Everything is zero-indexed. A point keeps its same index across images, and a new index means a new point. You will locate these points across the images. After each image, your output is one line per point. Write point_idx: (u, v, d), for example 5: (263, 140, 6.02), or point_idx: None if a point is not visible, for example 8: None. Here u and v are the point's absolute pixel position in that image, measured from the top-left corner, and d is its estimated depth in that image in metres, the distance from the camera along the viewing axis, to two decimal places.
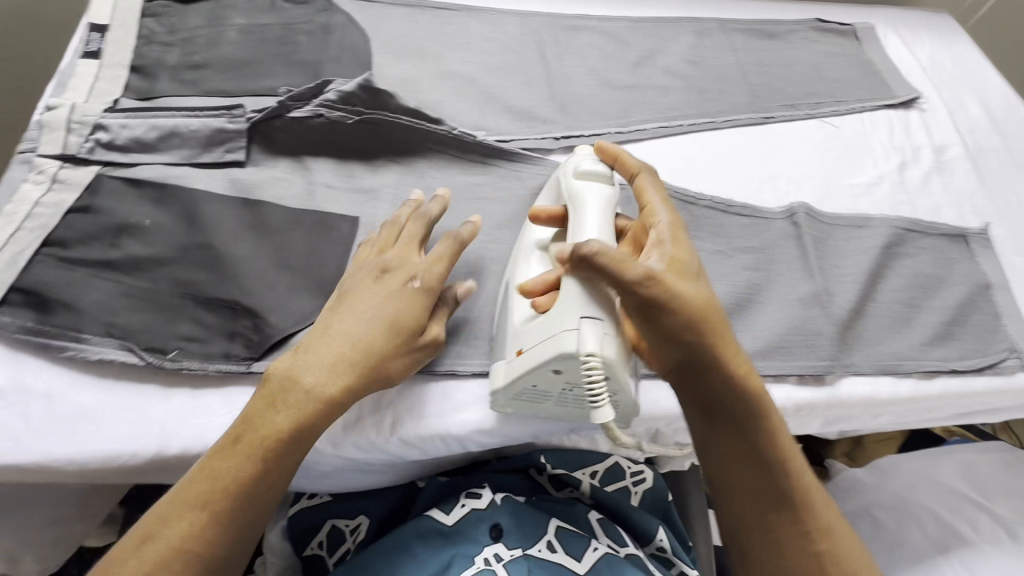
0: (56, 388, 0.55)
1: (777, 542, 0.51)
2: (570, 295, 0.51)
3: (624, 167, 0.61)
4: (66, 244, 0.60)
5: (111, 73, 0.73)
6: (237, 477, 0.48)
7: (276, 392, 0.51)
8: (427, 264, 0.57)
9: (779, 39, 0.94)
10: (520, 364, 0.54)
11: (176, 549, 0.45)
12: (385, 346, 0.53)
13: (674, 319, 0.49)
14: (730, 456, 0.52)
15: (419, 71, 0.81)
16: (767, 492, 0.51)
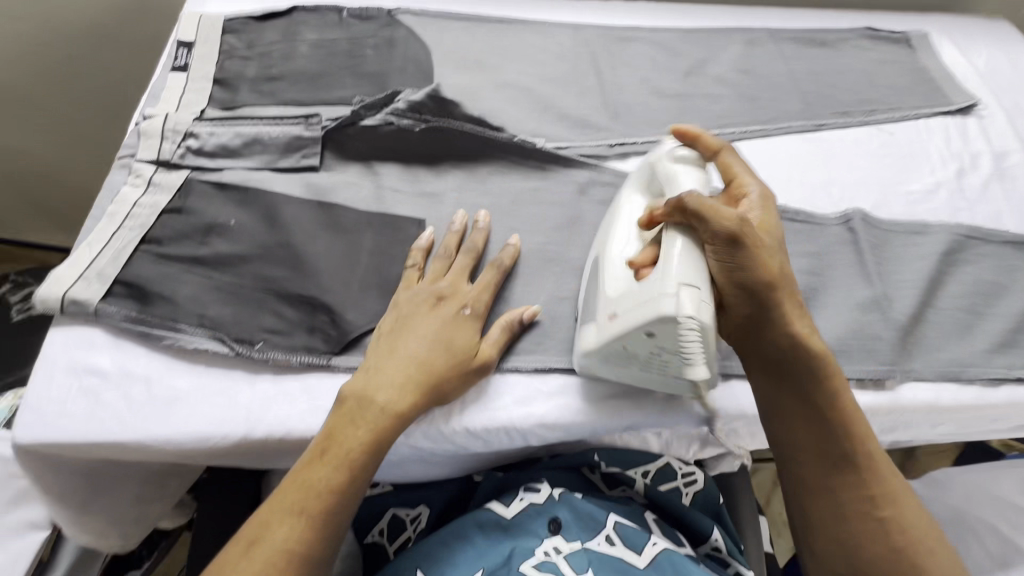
0: (154, 373, 0.59)
1: (837, 501, 0.56)
2: (680, 261, 0.53)
3: (705, 145, 0.63)
4: (162, 241, 0.65)
5: (198, 85, 0.79)
6: (328, 486, 0.51)
7: (357, 401, 0.55)
8: (475, 293, 0.62)
9: (830, 47, 0.95)
10: (612, 327, 0.55)
11: (280, 551, 0.48)
12: (446, 364, 0.57)
13: (749, 283, 0.54)
14: (792, 415, 0.58)
15: (478, 81, 0.84)
16: (831, 451, 0.57)
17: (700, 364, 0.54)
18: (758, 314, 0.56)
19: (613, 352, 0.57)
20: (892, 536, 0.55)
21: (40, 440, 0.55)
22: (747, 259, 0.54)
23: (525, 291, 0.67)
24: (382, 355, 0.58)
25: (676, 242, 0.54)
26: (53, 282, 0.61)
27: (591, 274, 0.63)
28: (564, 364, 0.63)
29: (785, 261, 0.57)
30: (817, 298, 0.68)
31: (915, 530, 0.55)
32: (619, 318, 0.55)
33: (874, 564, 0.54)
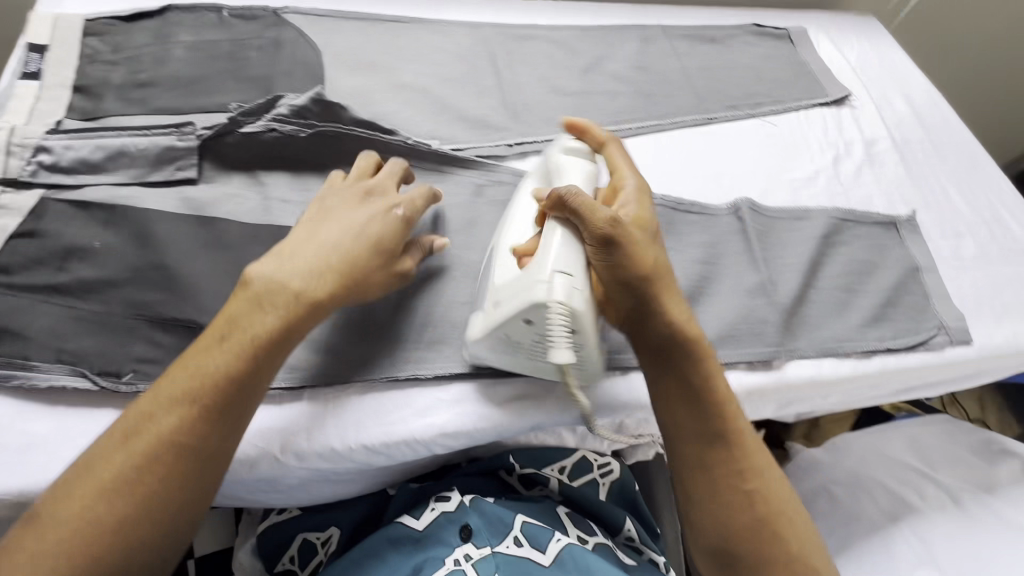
0: (5, 418, 0.53)
1: (714, 477, 0.55)
2: (554, 250, 0.55)
3: (592, 138, 0.68)
4: (10, 270, 0.59)
5: (53, 93, 0.71)
6: (224, 373, 0.48)
7: (264, 291, 0.50)
8: (408, 196, 0.61)
9: (720, 43, 0.99)
10: (492, 316, 0.56)
11: (164, 444, 0.45)
12: (365, 258, 0.55)
13: (625, 270, 0.55)
14: (672, 396, 0.57)
15: (372, 83, 0.82)
16: (708, 432, 0.55)
17: (564, 347, 0.53)
18: (634, 301, 0.56)
19: (498, 342, 0.57)
20: (763, 515, 0.54)
21: None
22: (622, 254, 0.55)
23: (423, 298, 0.65)
24: (276, 274, 0.51)
25: (555, 236, 0.56)
26: None
27: (484, 266, 0.64)
28: (465, 370, 0.61)
29: (660, 251, 0.58)
30: (710, 286, 0.71)
31: (779, 503, 0.55)
32: (495, 302, 0.57)
33: (741, 543, 0.53)
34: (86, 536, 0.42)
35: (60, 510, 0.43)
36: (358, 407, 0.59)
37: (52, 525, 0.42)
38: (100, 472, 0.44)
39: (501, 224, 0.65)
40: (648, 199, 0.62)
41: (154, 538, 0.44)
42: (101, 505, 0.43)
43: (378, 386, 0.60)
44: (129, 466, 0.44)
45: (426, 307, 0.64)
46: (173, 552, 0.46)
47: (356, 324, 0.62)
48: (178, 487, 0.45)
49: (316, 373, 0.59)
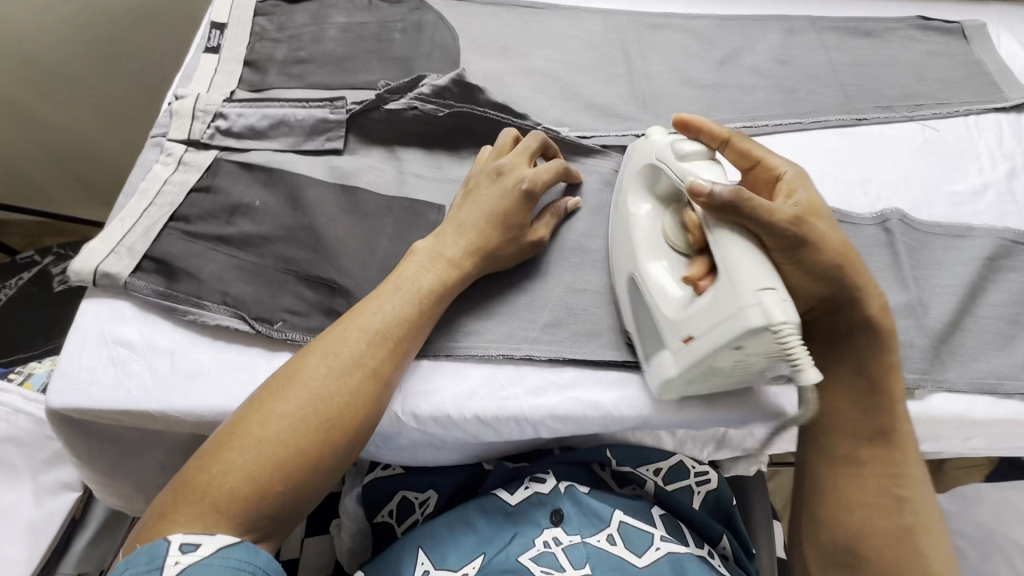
0: (178, 346, 0.61)
1: (863, 474, 0.55)
2: (745, 266, 0.49)
3: (709, 134, 0.60)
4: (189, 220, 0.67)
5: (229, 66, 0.80)
6: (397, 315, 0.57)
7: (432, 254, 0.61)
8: (535, 172, 0.65)
9: (876, 37, 0.90)
10: (691, 352, 0.52)
11: (360, 367, 0.54)
12: (497, 235, 0.63)
13: (816, 264, 0.52)
14: (835, 387, 0.57)
15: (504, 68, 0.84)
16: (868, 428, 0.56)
17: (810, 365, 0.48)
18: (820, 290, 0.54)
19: (694, 376, 0.54)
20: (901, 524, 0.54)
21: (71, 405, 0.58)
22: (807, 252, 0.52)
23: (541, 282, 0.66)
24: (440, 247, 0.62)
25: (722, 244, 0.51)
26: (87, 255, 0.63)
27: (633, 295, 0.61)
28: (578, 356, 0.62)
29: (845, 237, 0.54)
30: None
31: (927, 512, 0.55)
32: (685, 347, 0.53)
33: (877, 544, 0.54)
34: (299, 434, 0.51)
35: (275, 410, 0.51)
36: (474, 379, 0.61)
37: (269, 422, 0.50)
38: (305, 384, 0.53)
39: (631, 248, 0.61)
40: (809, 184, 0.57)
41: (350, 440, 0.53)
42: (309, 410, 0.52)
43: (492, 361, 0.62)
44: (331, 381, 0.53)
45: (543, 291, 0.66)
46: (350, 461, 0.54)
47: (476, 300, 0.65)
48: (366, 402, 0.54)
49: (439, 342, 0.62)
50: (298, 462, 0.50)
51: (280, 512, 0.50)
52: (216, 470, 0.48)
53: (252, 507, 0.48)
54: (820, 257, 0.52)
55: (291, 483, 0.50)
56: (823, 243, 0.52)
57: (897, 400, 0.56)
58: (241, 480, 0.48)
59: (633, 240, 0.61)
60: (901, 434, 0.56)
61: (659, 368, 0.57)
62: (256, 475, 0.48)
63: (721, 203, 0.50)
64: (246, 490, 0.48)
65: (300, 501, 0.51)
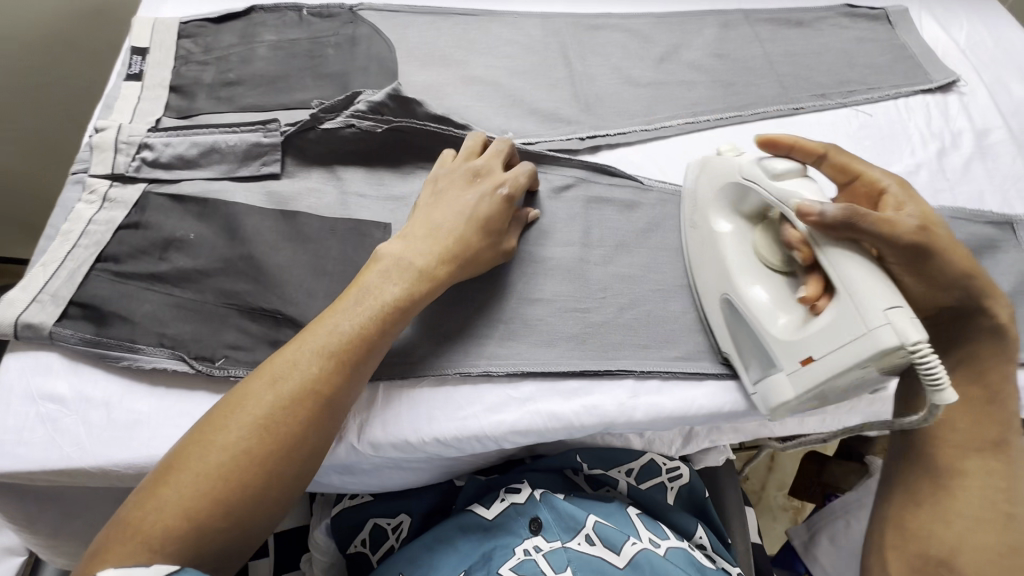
0: (114, 396, 0.58)
1: (968, 487, 0.55)
2: (868, 284, 0.49)
3: (803, 151, 0.61)
4: (118, 259, 0.63)
5: (153, 93, 0.76)
6: (357, 333, 0.54)
7: (404, 266, 0.58)
8: (513, 175, 0.65)
9: (808, 27, 0.92)
10: (813, 373, 0.53)
11: (312, 392, 0.51)
12: (475, 241, 0.61)
13: (942, 276, 0.55)
14: (959, 403, 0.58)
15: (444, 78, 0.82)
16: (981, 438, 0.56)
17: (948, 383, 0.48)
18: (952, 303, 0.57)
19: (816, 393, 0.55)
20: (1009, 539, 0.53)
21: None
22: (931, 261, 0.54)
23: (495, 295, 0.65)
24: (413, 259, 0.59)
25: (853, 258, 0.51)
26: (5, 306, 0.59)
27: (728, 314, 0.62)
28: (535, 368, 0.61)
29: (964, 247, 0.56)
30: None
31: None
32: (802, 367, 0.54)
33: (974, 556, 0.53)
34: (242, 465, 0.48)
35: (217, 440, 0.49)
36: (432, 401, 0.60)
37: (210, 454, 0.48)
38: (251, 411, 0.50)
39: (724, 268, 0.62)
40: (914, 194, 0.57)
41: (298, 466, 0.51)
42: (254, 439, 0.49)
43: (449, 378, 0.61)
44: (278, 408, 0.50)
45: (497, 303, 0.64)
46: (299, 489, 0.52)
47: (430, 319, 0.63)
48: (314, 426, 0.51)
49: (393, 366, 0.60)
50: (241, 491, 0.48)
51: (220, 547, 0.48)
52: (152, 506, 0.46)
53: (190, 541, 0.46)
54: (949, 267, 0.55)
55: (232, 519, 0.47)
56: (948, 256, 0.55)
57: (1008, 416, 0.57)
58: (178, 514, 0.46)
59: (724, 261, 0.62)
60: (1008, 448, 0.57)
61: (766, 390, 0.58)
62: (193, 511, 0.46)
63: (837, 220, 0.50)
64: (183, 525, 0.46)
65: (243, 536, 0.49)
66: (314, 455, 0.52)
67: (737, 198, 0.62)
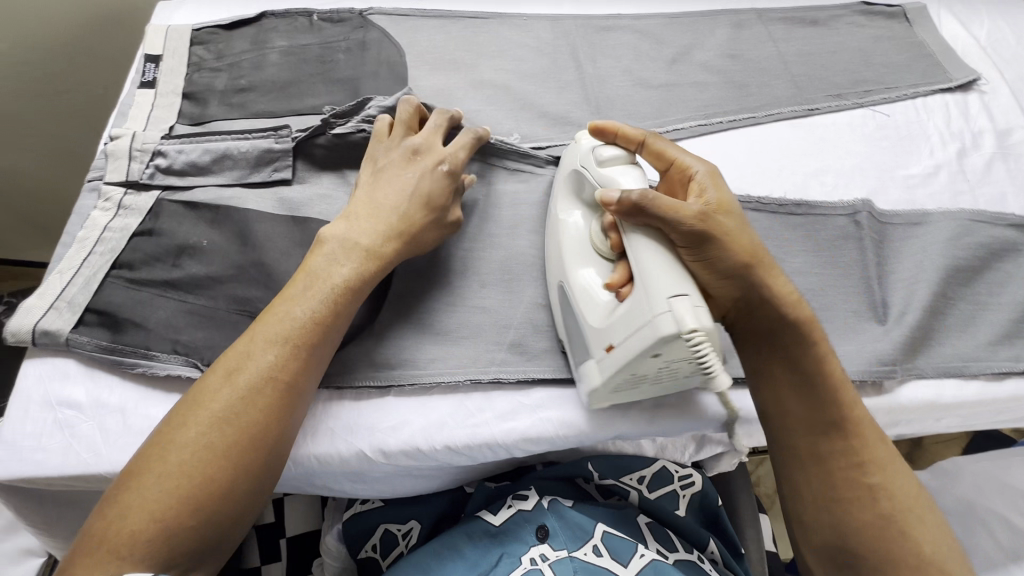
0: (129, 402, 0.58)
1: (830, 468, 0.56)
2: (658, 275, 0.50)
3: (625, 139, 0.60)
4: (133, 266, 0.64)
5: (167, 100, 0.77)
6: (307, 319, 0.55)
7: (344, 248, 0.59)
8: (453, 151, 0.65)
9: (823, 25, 0.91)
10: (613, 360, 0.52)
11: (267, 379, 0.52)
12: (420, 219, 0.62)
13: (723, 266, 0.53)
14: (782, 387, 0.57)
15: (455, 82, 0.82)
16: (821, 422, 0.56)
17: (721, 370, 0.50)
18: (738, 296, 0.55)
19: (623, 381, 0.54)
20: (876, 514, 0.54)
21: (17, 475, 0.55)
22: (715, 252, 0.52)
23: (506, 302, 0.65)
24: (355, 237, 0.60)
25: (651, 249, 0.51)
26: (23, 314, 0.59)
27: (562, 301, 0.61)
28: (547, 376, 0.61)
29: (754, 235, 0.55)
30: (817, 294, 0.66)
31: (903, 498, 0.55)
32: (608, 356, 0.53)
33: (862, 538, 0.54)
34: (204, 461, 0.49)
35: (175, 441, 0.49)
36: (441, 409, 0.59)
37: (175, 452, 0.49)
38: (208, 408, 0.51)
39: (560, 257, 0.61)
40: (722, 182, 0.57)
41: (261, 457, 0.51)
42: (215, 433, 0.50)
43: (460, 386, 0.60)
44: (236, 400, 0.51)
45: (508, 308, 0.64)
46: (268, 481, 0.52)
47: (442, 326, 0.63)
48: (278, 414, 0.52)
49: (401, 373, 0.60)
50: (206, 490, 0.48)
51: (192, 547, 0.47)
52: (116, 514, 0.46)
53: (161, 545, 0.46)
54: (731, 260, 0.53)
55: (202, 514, 0.48)
56: (733, 248, 0.53)
57: (845, 393, 0.56)
58: (142, 519, 0.46)
59: (561, 248, 0.61)
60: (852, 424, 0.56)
61: (585, 383, 0.57)
62: (159, 513, 0.46)
63: (640, 207, 0.51)
64: (151, 529, 0.46)
65: (217, 532, 0.49)
66: (277, 443, 0.52)
67: (572, 189, 0.63)
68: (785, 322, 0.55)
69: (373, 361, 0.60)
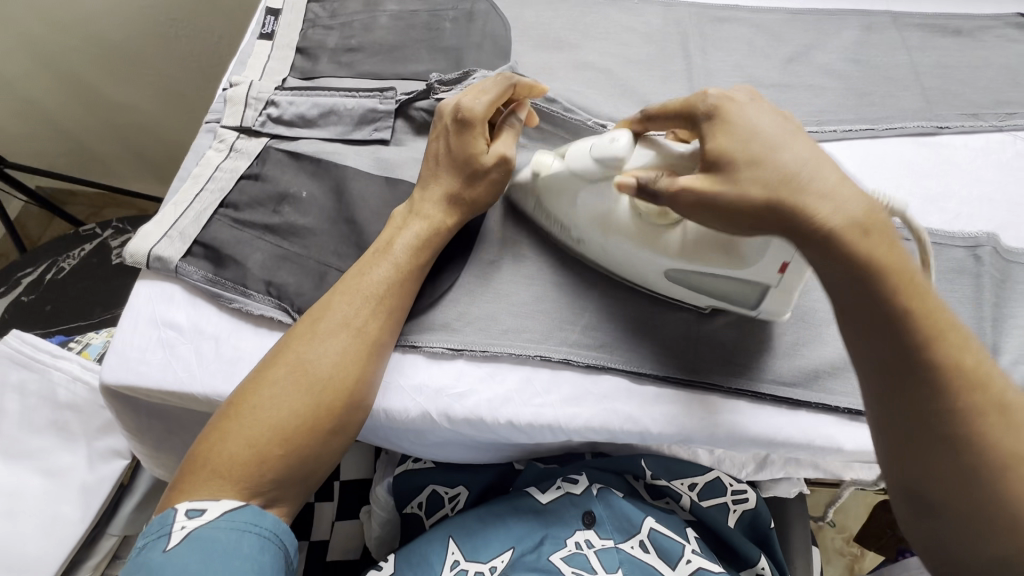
0: (224, 332, 0.63)
1: (976, 486, 0.44)
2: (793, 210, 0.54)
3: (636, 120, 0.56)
4: (238, 206, 0.68)
5: (282, 53, 0.80)
6: (381, 276, 0.58)
7: (406, 214, 0.62)
8: (474, 96, 0.61)
9: (967, 36, 0.82)
10: (794, 273, 0.54)
11: (344, 328, 0.56)
12: (453, 179, 0.62)
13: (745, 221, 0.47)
14: (883, 397, 0.46)
15: (557, 61, 0.81)
16: (929, 426, 0.45)
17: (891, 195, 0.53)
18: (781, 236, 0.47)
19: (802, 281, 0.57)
20: (981, 460, 0.44)
21: (123, 382, 0.60)
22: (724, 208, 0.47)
23: (583, 289, 0.64)
24: (425, 203, 0.62)
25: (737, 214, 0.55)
26: (142, 238, 0.65)
27: (681, 279, 0.59)
28: (618, 366, 0.60)
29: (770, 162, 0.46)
30: None
31: (968, 478, 0.44)
32: (785, 276, 0.54)
33: None
34: (291, 399, 0.53)
35: (266, 381, 0.54)
36: (509, 383, 0.60)
37: (269, 390, 0.53)
38: (292, 352, 0.55)
39: (647, 252, 0.58)
40: (726, 115, 0.49)
41: (341, 402, 0.54)
42: (296, 375, 0.54)
43: (533, 362, 0.61)
44: (315, 345, 0.55)
45: (585, 292, 0.64)
46: (346, 429, 0.55)
47: (520, 303, 0.63)
48: (356, 361, 0.55)
49: (476, 339, 0.61)
50: (292, 426, 0.52)
51: (281, 478, 0.52)
52: (216, 441, 0.51)
53: (254, 473, 0.50)
54: (748, 211, 0.46)
55: (287, 448, 0.52)
56: (756, 197, 0.46)
57: (945, 329, 0.45)
58: (240, 448, 0.51)
59: (635, 244, 0.58)
60: (959, 365, 0.45)
61: (778, 308, 0.59)
62: (253, 443, 0.51)
63: (656, 189, 0.50)
64: (246, 457, 0.51)
65: (302, 466, 0.53)
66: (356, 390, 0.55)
67: (576, 207, 0.60)
68: (871, 278, 0.45)
69: (452, 326, 0.62)
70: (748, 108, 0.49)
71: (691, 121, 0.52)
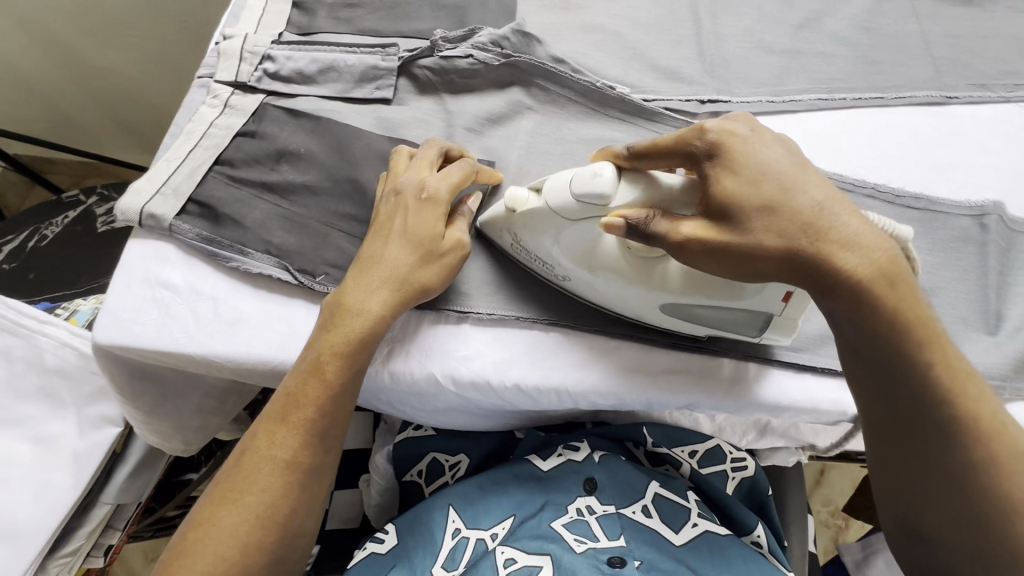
0: (220, 292, 0.61)
1: (979, 538, 0.46)
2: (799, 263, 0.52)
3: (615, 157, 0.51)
4: (234, 164, 0.66)
5: (277, 7, 0.77)
6: (308, 394, 0.54)
7: (332, 315, 0.55)
8: (437, 179, 0.58)
9: (978, 6, 0.81)
10: (795, 301, 0.51)
11: (271, 459, 0.53)
12: (412, 270, 0.56)
13: (759, 269, 0.45)
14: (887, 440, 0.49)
15: (565, 22, 0.78)
16: (940, 473, 0.47)
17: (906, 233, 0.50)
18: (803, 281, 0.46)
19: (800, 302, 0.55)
20: (994, 511, 0.46)
21: (118, 343, 0.58)
22: (741, 261, 0.45)
23: None
24: (362, 300, 0.55)
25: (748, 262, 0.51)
26: (133, 195, 0.62)
27: (672, 317, 0.56)
28: (624, 331, 0.60)
29: (796, 211, 0.44)
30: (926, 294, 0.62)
31: (972, 528, 0.46)
32: (788, 305, 0.52)
33: None
34: (228, 544, 0.51)
35: (205, 524, 0.52)
36: (515, 347, 0.59)
37: (205, 537, 0.51)
38: (230, 488, 0.53)
39: (643, 293, 0.54)
40: (738, 150, 0.46)
41: (281, 529, 0.53)
42: (234, 515, 0.52)
43: (538, 325, 0.60)
44: (248, 478, 0.53)
45: None
46: (298, 543, 0.55)
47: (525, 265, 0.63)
48: (290, 488, 0.53)
49: (481, 302, 0.60)
50: (236, 567, 0.51)
51: None
52: None
53: None
54: (766, 261, 0.45)
55: None
56: (778, 245, 0.44)
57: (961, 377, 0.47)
58: None
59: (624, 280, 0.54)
60: (974, 414, 0.46)
61: (779, 337, 0.56)
62: None
63: (651, 231, 0.46)
64: None
65: None
66: (300, 508, 0.54)
67: (559, 243, 0.55)
68: (891, 332, 0.45)
69: (458, 292, 0.61)
70: (751, 144, 0.47)
71: (690, 157, 0.48)
